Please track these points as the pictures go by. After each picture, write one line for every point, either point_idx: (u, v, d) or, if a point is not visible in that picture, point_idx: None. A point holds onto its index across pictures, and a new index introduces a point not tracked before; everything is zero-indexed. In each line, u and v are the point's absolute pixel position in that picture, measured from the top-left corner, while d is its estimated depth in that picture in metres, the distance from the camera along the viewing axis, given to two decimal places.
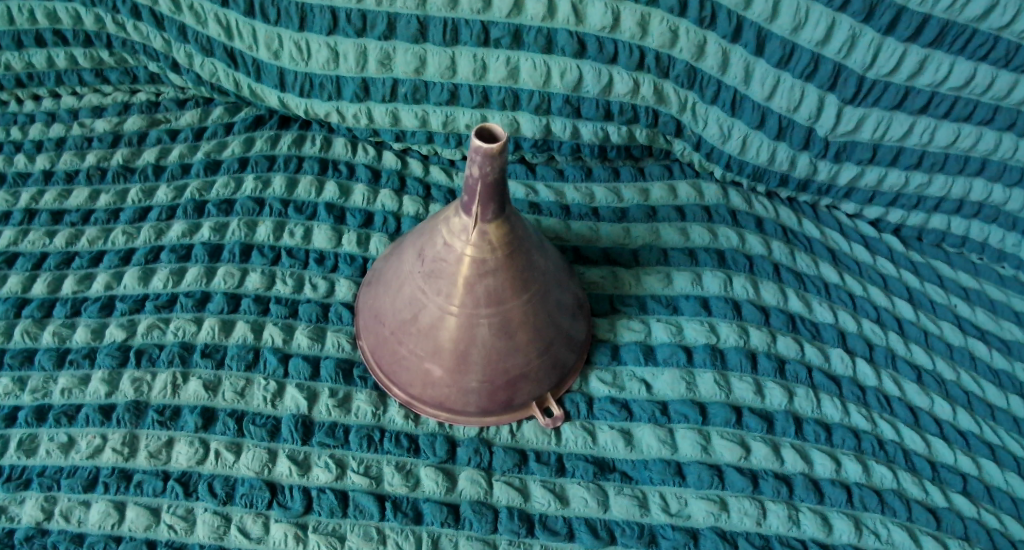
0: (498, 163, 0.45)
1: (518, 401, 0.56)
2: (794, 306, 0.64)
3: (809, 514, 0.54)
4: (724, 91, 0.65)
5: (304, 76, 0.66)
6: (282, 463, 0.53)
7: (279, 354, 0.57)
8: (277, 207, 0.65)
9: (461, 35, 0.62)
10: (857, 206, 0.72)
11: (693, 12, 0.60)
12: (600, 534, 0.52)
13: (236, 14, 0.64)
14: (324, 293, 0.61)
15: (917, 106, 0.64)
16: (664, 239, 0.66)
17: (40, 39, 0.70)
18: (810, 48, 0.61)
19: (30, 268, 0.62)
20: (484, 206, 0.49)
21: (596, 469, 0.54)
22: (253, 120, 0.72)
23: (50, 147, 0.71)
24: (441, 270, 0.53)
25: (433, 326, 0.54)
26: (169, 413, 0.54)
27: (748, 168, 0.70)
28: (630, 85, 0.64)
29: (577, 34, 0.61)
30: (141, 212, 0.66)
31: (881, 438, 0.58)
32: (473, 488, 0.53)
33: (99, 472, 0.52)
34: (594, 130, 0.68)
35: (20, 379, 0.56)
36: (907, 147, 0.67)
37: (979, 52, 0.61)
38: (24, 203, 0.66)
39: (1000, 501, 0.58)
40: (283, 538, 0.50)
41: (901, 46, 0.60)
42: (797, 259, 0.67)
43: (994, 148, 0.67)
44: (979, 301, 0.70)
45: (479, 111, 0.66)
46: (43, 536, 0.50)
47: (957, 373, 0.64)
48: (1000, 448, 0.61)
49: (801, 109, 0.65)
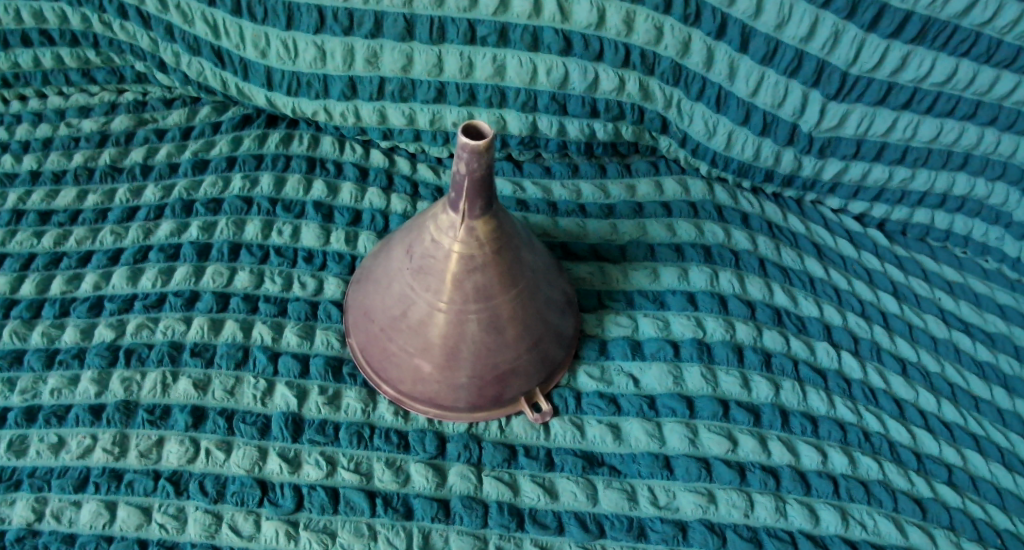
0: (485, 160, 0.46)
1: (507, 396, 0.56)
2: (780, 300, 0.65)
3: (796, 505, 0.55)
4: (709, 87, 0.65)
5: (291, 74, 0.66)
6: (274, 461, 0.53)
7: (269, 352, 0.58)
8: (265, 206, 0.66)
9: (449, 34, 0.62)
10: (842, 201, 0.73)
11: (678, 10, 0.61)
12: (591, 528, 0.52)
13: (222, 13, 0.64)
14: (313, 291, 0.61)
15: (900, 102, 0.64)
16: (652, 234, 0.67)
17: (27, 39, 0.70)
18: (794, 45, 0.62)
19: (17, 269, 0.62)
20: (472, 202, 0.50)
21: (585, 463, 0.55)
22: (241, 119, 0.72)
23: (37, 146, 0.70)
24: (430, 267, 0.53)
25: (422, 322, 0.54)
26: (159, 413, 0.55)
27: (734, 164, 0.70)
28: (617, 82, 0.65)
29: (564, 32, 0.62)
30: (129, 211, 0.66)
31: (867, 430, 0.59)
32: (464, 483, 0.53)
33: (91, 472, 0.52)
34: (581, 126, 0.68)
35: (9, 380, 0.56)
36: (891, 142, 0.67)
37: (961, 48, 0.62)
38: (12, 203, 0.66)
39: (984, 491, 0.59)
40: (274, 535, 0.50)
41: (883, 43, 0.61)
42: (783, 254, 0.68)
43: (977, 143, 0.68)
44: (963, 294, 0.71)
45: (466, 108, 0.66)
46: (34, 537, 0.50)
47: (941, 365, 0.65)
48: (985, 439, 0.62)
49: (786, 106, 0.65)
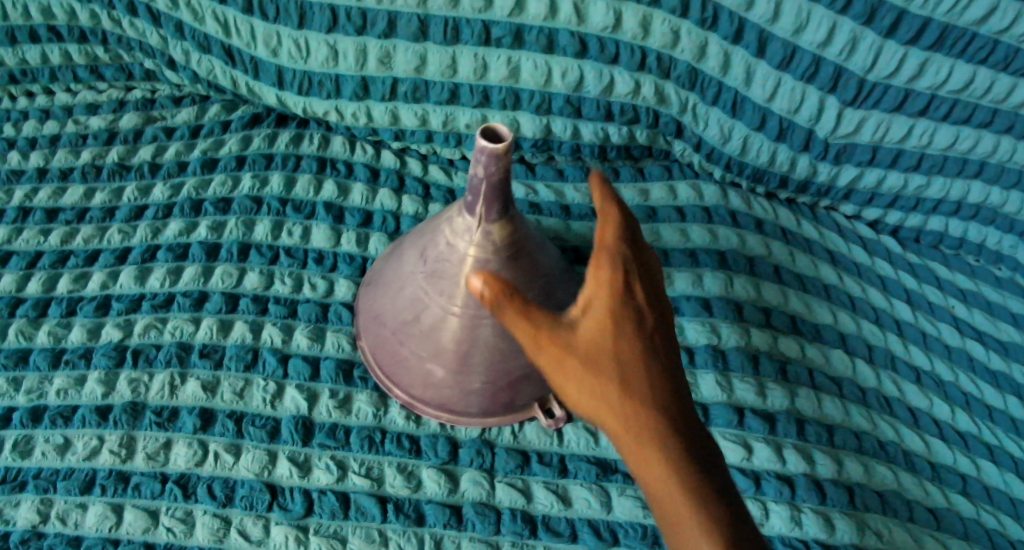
0: (503, 163, 0.45)
1: (520, 402, 0.56)
2: (794, 307, 0.64)
3: (811, 515, 0.54)
4: (725, 92, 0.65)
5: (303, 74, 0.65)
6: (283, 465, 0.52)
7: (278, 354, 0.57)
8: (275, 206, 0.65)
9: (463, 34, 0.61)
10: (856, 207, 0.73)
11: (695, 13, 0.60)
12: (605, 535, 0.52)
13: (234, 11, 0.64)
14: (323, 293, 0.61)
15: (916, 108, 0.64)
16: (665, 239, 0.66)
17: (35, 35, 0.69)
18: (811, 50, 0.61)
19: (24, 267, 0.61)
20: (489, 206, 0.49)
21: (599, 470, 0.54)
22: (251, 117, 0.71)
23: (45, 144, 0.70)
24: (444, 270, 0.52)
25: (435, 326, 0.53)
26: (167, 414, 0.54)
27: (748, 169, 0.70)
28: (632, 85, 0.64)
29: (579, 34, 0.61)
30: (137, 210, 0.65)
31: (881, 438, 0.59)
32: (476, 489, 0.53)
33: (97, 474, 0.51)
34: (595, 129, 0.68)
35: (15, 379, 0.55)
36: (906, 148, 0.67)
37: (979, 55, 0.61)
38: (18, 201, 0.66)
39: (998, 501, 0.59)
40: (284, 541, 0.50)
41: (901, 49, 0.61)
42: (797, 260, 0.67)
43: (993, 151, 0.67)
44: (976, 302, 0.71)
45: (480, 110, 0.66)
46: (39, 539, 0.49)
47: (955, 373, 0.65)
48: (998, 449, 0.62)
49: (802, 111, 0.65)
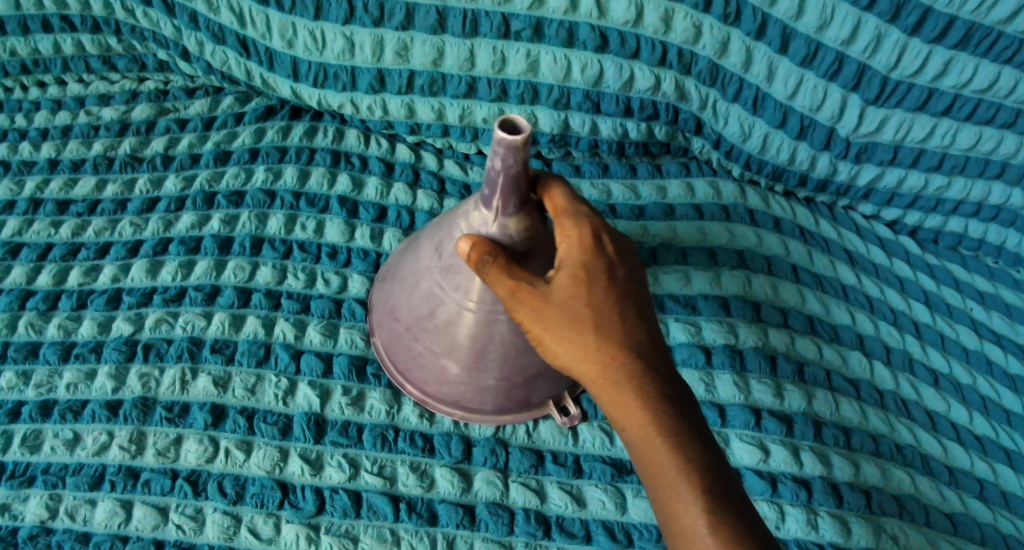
0: (522, 155, 0.43)
1: (535, 400, 0.55)
2: (813, 307, 0.63)
3: (828, 519, 0.53)
4: (746, 89, 0.64)
5: (318, 66, 0.64)
6: (295, 463, 0.52)
7: (291, 350, 0.56)
8: (288, 199, 0.64)
9: (481, 27, 0.60)
10: (875, 207, 0.72)
11: (717, 8, 0.59)
12: (619, 537, 0.51)
13: (250, 1, 0.63)
14: (336, 288, 0.60)
15: (940, 108, 0.63)
16: (682, 237, 0.65)
17: (48, 24, 0.69)
18: (835, 47, 0.60)
19: (34, 259, 0.61)
20: (507, 200, 0.47)
21: (614, 471, 0.53)
22: (264, 109, 0.70)
23: (56, 134, 0.69)
24: (459, 265, 0.50)
25: (449, 323, 0.52)
26: (177, 410, 0.53)
27: (767, 167, 0.69)
28: (652, 80, 0.63)
29: (600, 28, 0.60)
30: (149, 203, 0.64)
31: (899, 442, 0.58)
32: (490, 489, 0.52)
33: (106, 470, 0.51)
34: (614, 125, 0.67)
35: (25, 372, 0.55)
36: (928, 148, 0.66)
37: (1005, 55, 0.60)
38: (29, 192, 0.65)
39: (1015, 507, 0.58)
40: (294, 539, 0.49)
41: (926, 47, 0.60)
42: (815, 260, 0.67)
43: (1016, 152, 0.66)
44: (995, 305, 0.70)
45: (497, 104, 0.65)
46: (48, 534, 0.48)
47: (974, 377, 0.64)
48: (1016, 454, 0.61)
49: (823, 109, 0.64)
